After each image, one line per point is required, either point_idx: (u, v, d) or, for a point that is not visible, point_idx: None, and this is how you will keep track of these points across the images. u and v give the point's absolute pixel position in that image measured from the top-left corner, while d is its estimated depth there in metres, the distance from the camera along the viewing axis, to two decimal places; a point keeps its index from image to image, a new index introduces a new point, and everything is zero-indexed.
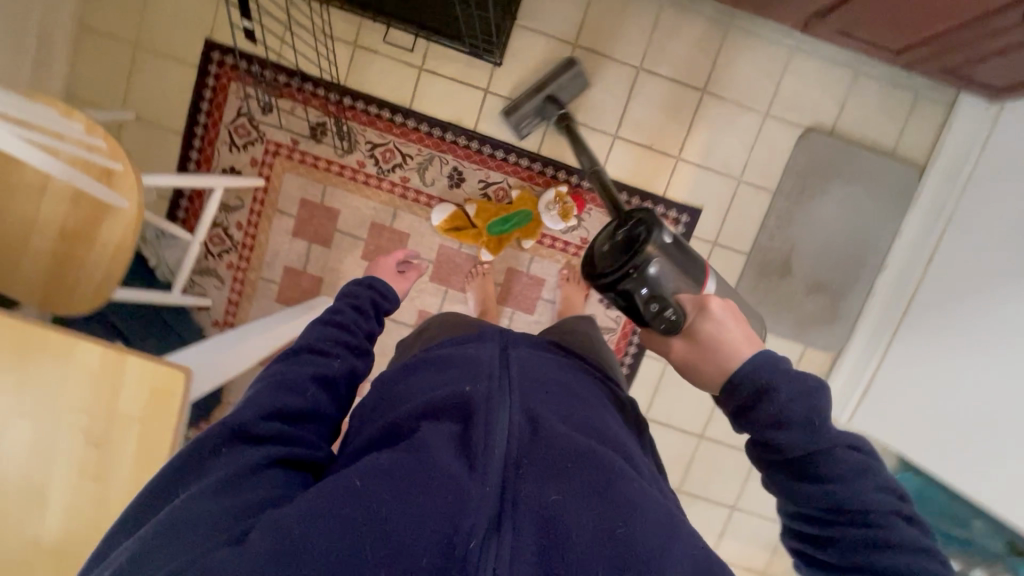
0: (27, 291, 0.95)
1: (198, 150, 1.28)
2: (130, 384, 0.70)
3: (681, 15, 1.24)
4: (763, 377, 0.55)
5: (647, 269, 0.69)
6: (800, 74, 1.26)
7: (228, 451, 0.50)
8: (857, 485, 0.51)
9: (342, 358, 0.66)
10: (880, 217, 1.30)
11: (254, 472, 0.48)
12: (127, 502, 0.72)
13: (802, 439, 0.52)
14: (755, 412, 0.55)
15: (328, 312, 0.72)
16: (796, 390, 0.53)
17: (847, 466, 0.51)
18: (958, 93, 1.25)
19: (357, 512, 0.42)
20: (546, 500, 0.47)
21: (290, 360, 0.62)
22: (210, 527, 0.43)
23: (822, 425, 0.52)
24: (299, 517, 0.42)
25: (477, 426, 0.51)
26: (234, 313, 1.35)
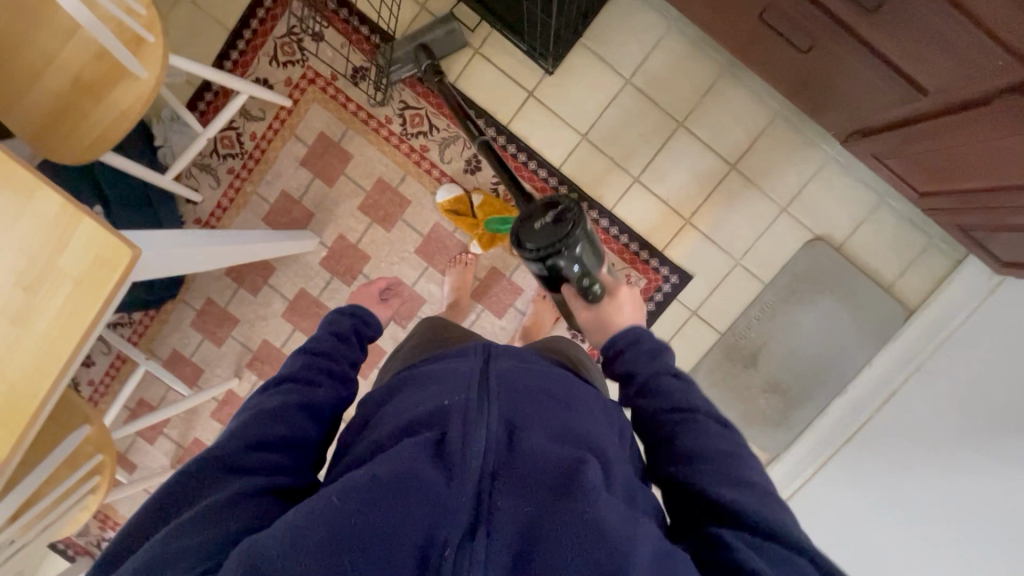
0: (21, 127, 0.92)
1: (239, 53, 1.28)
2: (76, 246, 0.69)
3: (736, 89, 1.25)
4: (665, 386, 0.65)
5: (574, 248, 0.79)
6: (827, 183, 1.28)
7: (213, 482, 0.51)
8: (705, 430, 0.59)
9: (327, 386, 0.65)
10: (855, 343, 1.31)
11: (233, 502, 0.48)
12: (34, 356, 0.71)
13: (666, 393, 0.64)
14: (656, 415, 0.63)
15: (309, 344, 0.71)
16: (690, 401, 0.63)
17: (696, 414, 0.61)
18: (967, 253, 1.26)
19: (334, 529, 0.42)
20: (519, 509, 0.46)
21: (272, 390, 0.62)
22: (191, 558, 0.44)
23: (683, 386, 0.65)
24: (278, 537, 0.42)
25: (454, 439, 0.49)
26: (219, 217, 1.35)
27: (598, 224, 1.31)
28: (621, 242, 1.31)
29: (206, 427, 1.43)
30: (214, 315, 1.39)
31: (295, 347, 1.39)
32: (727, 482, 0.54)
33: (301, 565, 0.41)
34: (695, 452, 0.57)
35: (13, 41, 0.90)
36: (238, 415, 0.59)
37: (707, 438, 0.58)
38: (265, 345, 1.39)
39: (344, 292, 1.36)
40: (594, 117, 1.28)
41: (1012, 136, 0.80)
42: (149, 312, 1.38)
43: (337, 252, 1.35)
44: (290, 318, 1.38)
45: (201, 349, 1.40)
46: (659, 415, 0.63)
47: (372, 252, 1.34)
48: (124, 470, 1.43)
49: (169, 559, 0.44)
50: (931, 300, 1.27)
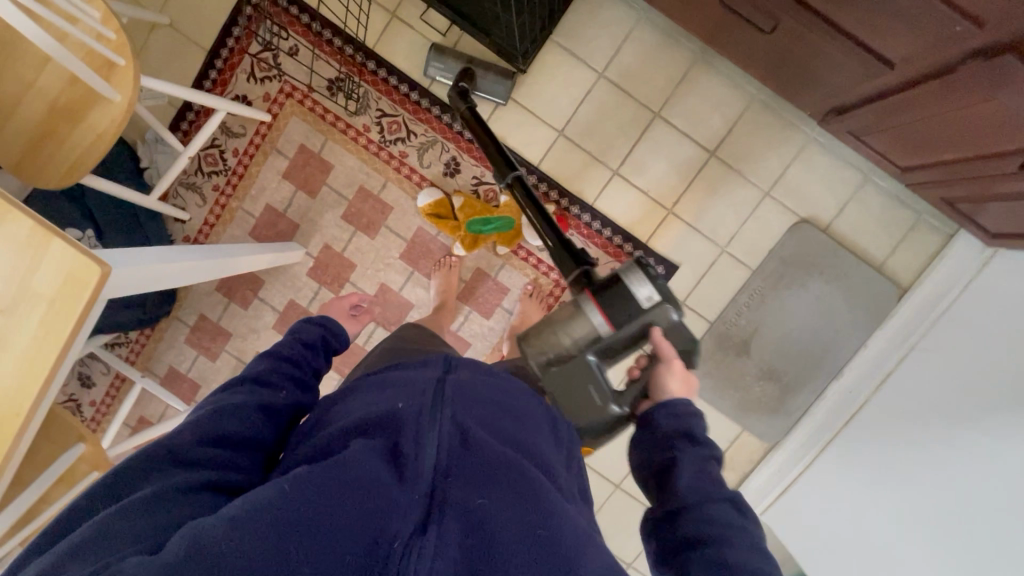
0: (4, 155, 0.95)
1: (217, 71, 1.30)
2: (48, 266, 0.71)
3: (710, 76, 1.24)
4: (686, 448, 0.67)
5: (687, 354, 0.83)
6: (809, 165, 1.26)
7: (159, 474, 0.51)
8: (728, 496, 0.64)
9: (286, 390, 0.66)
10: (849, 325, 1.29)
11: (178, 495, 0.48)
12: (12, 375, 0.73)
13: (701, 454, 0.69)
14: (674, 474, 0.65)
15: (278, 350, 0.71)
16: (716, 470, 0.66)
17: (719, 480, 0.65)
18: (958, 227, 1.23)
19: (282, 519, 0.41)
20: (472, 506, 0.45)
21: (232, 389, 0.63)
22: (128, 541, 0.44)
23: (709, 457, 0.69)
24: (221, 522, 0.41)
25: (408, 439, 0.49)
26: (207, 233, 1.37)
27: (581, 219, 1.30)
28: (605, 236, 1.31)
29: None
30: (208, 331, 1.41)
31: None
32: (733, 551, 0.57)
33: (245, 550, 0.40)
34: (705, 513, 0.61)
35: None
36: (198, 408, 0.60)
37: (728, 507, 0.62)
38: None
39: None
40: (570, 113, 1.28)
41: (985, 102, 0.78)
42: (144, 331, 1.41)
43: (324, 262, 1.36)
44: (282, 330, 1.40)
45: (196, 365, 1.42)
46: (679, 474, 0.65)
47: (358, 260, 1.35)
48: None
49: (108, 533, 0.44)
50: (924, 277, 1.25)
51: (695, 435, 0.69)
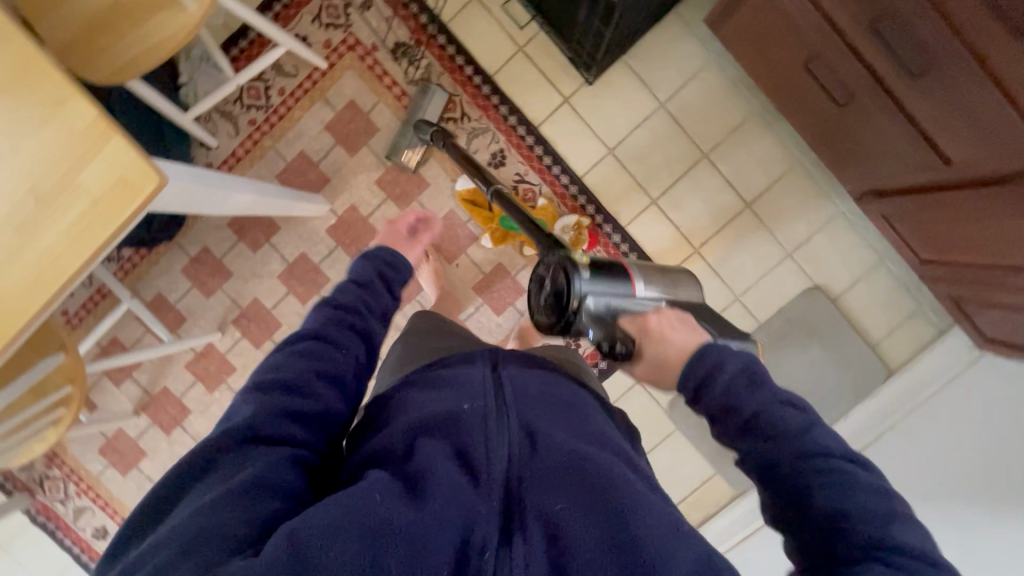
0: (54, 38, 0.90)
1: (282, 6, 1.26)
2: (99, 163, 0.66)
3: (763, 132, 1.28)
4: (729, 390, 0.60)
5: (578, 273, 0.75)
6: (833, 237, 1.31)
7: (237, 458, 0.48)
8: (770, 405, 0.57)
9: (350, 350, 0.63)
10: (835, 395, 1.35)
11: (260, 480, 0.46)
12: (35, 269, 0.68)
13: (728, 369, 0.61)
14: (725, 419, 0.59)
15: (331, 303, 0.67)
16: (764, 389, 0.59)
17: (757, 394, 0.58)
18: (952, 324, 1.31)
19: (372, 524, 0.41)
20: (551, 508, 0.46)
21: (293, 348, 0.60)
22: (222, 541, 0.41)
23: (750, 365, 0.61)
24: (316, 522, 0.41)
25: (476, 445, 0.49)
26: (231, 166, 1.32)
27: (611, 239, 1.31)
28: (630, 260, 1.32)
29: (178, 377, 1.39)
30: (208, 265, 1.35)
31: (285, 311, 1.36)
32: (828, 487, 0.52)
33: (340, 551, 0.40)
34: (783, 459, 0.55)
35: None
36: (259, 375, 0.56)
37: (800, 437, 0.55)
38: (255, 304, 1.36)
39: (345, 263, 1.34)
40: (625, 133, 1.29)
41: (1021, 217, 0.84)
42: (140, 250, 1.34)
43: (346, 223, 1.33)
44: (285, 281, 1.35)
45: (187, 297, 1.36)
46: (733, 420, 0.59)
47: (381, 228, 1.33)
48: (83, 409, 1.38)
49: (205, 525, 0.42)
50: (912, 364, 1.32)
51: (737, 371, 0.60)
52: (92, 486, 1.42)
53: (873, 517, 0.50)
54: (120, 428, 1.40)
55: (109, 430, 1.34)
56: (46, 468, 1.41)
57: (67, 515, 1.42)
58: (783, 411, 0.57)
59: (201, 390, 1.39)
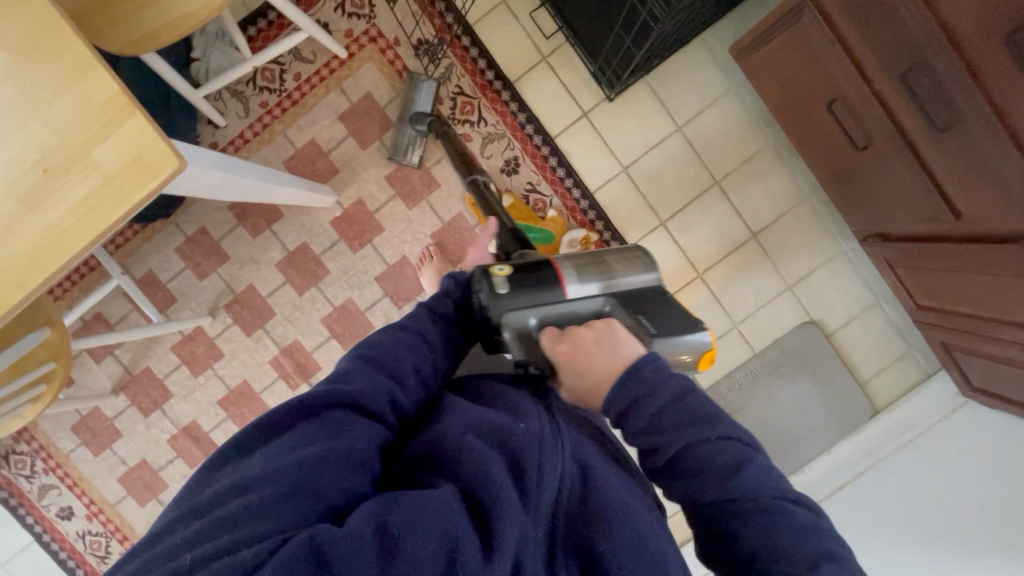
0: (71, 2, 0.86)
1: None
2: (115, 140, 0.63)
3: (774, 164, 1.30)
4: (658, 425, 0.49)
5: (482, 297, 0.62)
6: (833, 274, 1.34)
7: (317, 429, 0.46)
8: (699, 443, 0.49)
9: (434, 356, 0.59)
10: (821, 428, 1.37)
11: (341, 458, 0.44)
12: (34, 243, 0.65)
13: (652, 400, 0.50)
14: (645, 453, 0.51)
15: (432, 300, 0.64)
16: (694, 422, 0.49)
17: (684, 429, 0.49)
18: (938, 369, 1.34)
19: (448, 531, 0.40)
20: (597, 548, 0.45)
21: (387, 335, 0.58)
22: (301, 514, 0.40)
23: (682, 391, 0.50)
24: (400, 516, 0.40)
25: (532, 466, 0.47)
26: (238, 148, 1.28)
27: None
28: None
29: (163, 358, 1.35)
30: (204, 247, 1.31)
31: (280, 300, 1.33)
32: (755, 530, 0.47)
33: (419, 554, 0.38)
34: (708, 498, 0.49)
35: None
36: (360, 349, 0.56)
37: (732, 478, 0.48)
38: (250, 290, 1.32)
39: (346, 257, 1.31)
40: (640, 153, 1.30)
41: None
42: (135, 226, 1.29)
43: (351, 216, 1.31)
44: (283, 270, 1.32)
45: (179, 277, 1.32)
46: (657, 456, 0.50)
47: (386, 225, 1.31)
48: None
49: (294, 479, 0.41)
50: (897, 404, 1.35)
51: (669, 401, 0.50)
52: (61, 464, 1.37)
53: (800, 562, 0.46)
54: (95, 406, 1.35)
55: (85, 408, 1.29)
56: (14, 442, 1.35)
57: (32, 493, 1.37)
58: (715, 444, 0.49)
59: (185, 374, 1.35)
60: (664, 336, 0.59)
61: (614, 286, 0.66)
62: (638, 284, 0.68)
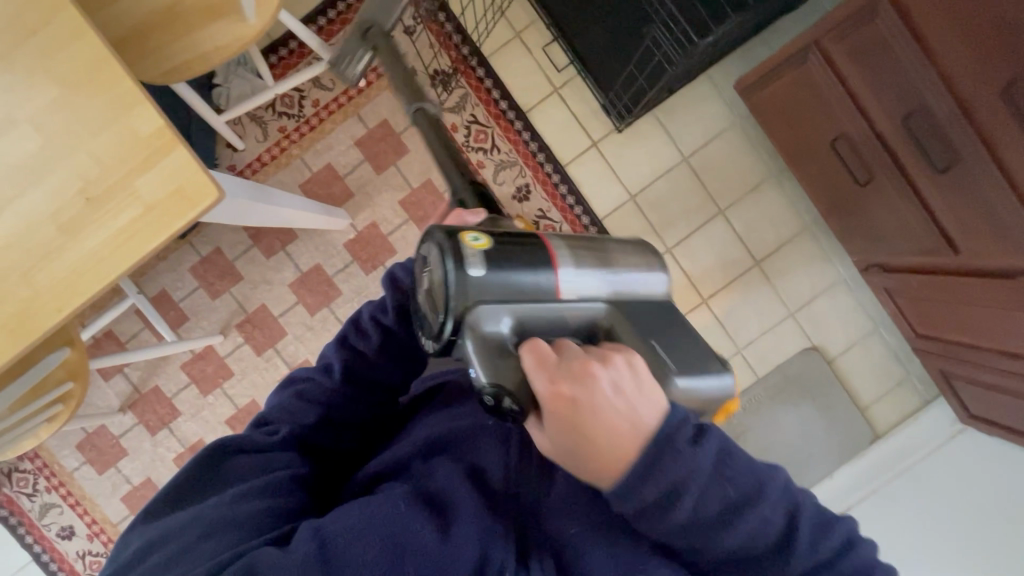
0: (105, 32, 0.88)
1: (327, 21, 1.28)
2: (157, 171, 0.66)
3: (776, 194, 1.34)
4: (697, 511, 0.44)
5: (447, 283, 0.50)
6: (834, 301, 1.37)
7: (261, 466, 0.57)
8: (750, 518, 0.45)
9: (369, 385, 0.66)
10: (825, 454, 1.39)
11: (276, 487, 0.54)
12: (73, 269, 0.66)
13: (687, 483, 0.43)
14: (684, 539, 0.45)
15: (354, 321, 0.67)
16: (738, 494, 0.45)
17: (726, 506, 0.45)
18: (937, 396, 1.37)
19: (389, 536, 0.46)
20: (565, 531, 0.49)
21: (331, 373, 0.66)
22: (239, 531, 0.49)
23: (717, 464, 0.45)
24: (343, 527, 0.46)
25: (490, 467, 0.53)
26: (255, 170, 1.31)
27: None
28: None
29: (172, 377, 1.35)
30: (219, 266, 1.33)
31: (292, 320, 1.34)
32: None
33: (361, 555, 0.45)
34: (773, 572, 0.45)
35: None
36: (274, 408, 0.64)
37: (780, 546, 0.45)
38: (262, 310, 1.34)
39: (359, 279, 1.33)
40: (647, 182, 1.34)
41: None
42: None
43: (365, 238, 1.33)
44: (295, 291, 1.34)
45: (192, 296, 1.33)
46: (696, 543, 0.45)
47: (399, 248, 1.33)
48: None
49: (222, 514, 0.50)
50: (898, 430, 1.37)
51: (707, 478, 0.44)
52: (65, 482, 1.36)
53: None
54: (102, 423, 1.35)
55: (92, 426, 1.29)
56: (17, 460, 1.35)
57: (33, 512, 1.35)
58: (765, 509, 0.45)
59: (194, 393, 1.35)
60: (686, 375, 0.53)
61: (621, 287, 0.58)
62: (644, 287, 0.60)
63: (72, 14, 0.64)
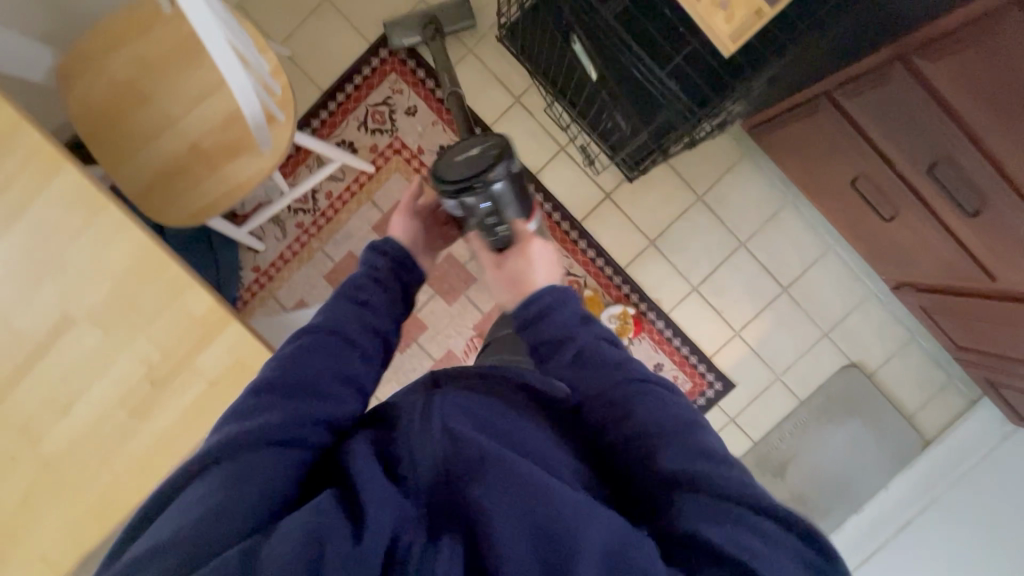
0: (131, 186, 0.90)
1: (329, 113, 1.29)
2: (216, 347, 0.68)
3: (795, 220, 1.34)
4: (601, 366, 0.57)
5: (489, 175, 0.68)
6: (867, 315, 1.37)
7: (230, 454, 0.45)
8: (654, 413, 0.52)
9: (341, 358, 0.56)
10: (877, 467, 1.38)
11: (239, 482, 0.43)
12: (147, 451, 0.68)
13: (594, 373, 0.56)
14: (627, 427, 0.52)
15: (351, 282, 0.63)
16: (652, 393, 0.54)
17: (642, 397, 0.53)
18: (981, 395, 1.37)
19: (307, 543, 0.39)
20: (479, 502, 0.43)
21: (309, 338, 0.56)
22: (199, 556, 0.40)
23: (630, 366, 0.57)
24: (272, 541, 0.40)
25: (399, 443, 0.47)
26: (279, 268, 1.33)
27: (655, 325, 1.36)
28: (675, 344, 1.36)
29: None
30: None
31: None
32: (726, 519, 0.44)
33: None
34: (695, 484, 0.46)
35: (145, 96, 0.90)
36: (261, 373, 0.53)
37: (708, 457, 0.47)
38: None
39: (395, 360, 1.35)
40: (665, 226, 1.34)
41: None
42: None
43: None
44: None
45: None
46: (631, 425, 0.52)
47: (430, 323, 1.35)
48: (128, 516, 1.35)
49: (179, 533, 0.41)
50: (947, 434, 1.36)
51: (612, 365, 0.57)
52: None
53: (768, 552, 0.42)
54: None
55: None
56: None
57: None
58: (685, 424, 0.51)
59: None
60: None
61: None
62: None
63: (113, 213, 0.65)
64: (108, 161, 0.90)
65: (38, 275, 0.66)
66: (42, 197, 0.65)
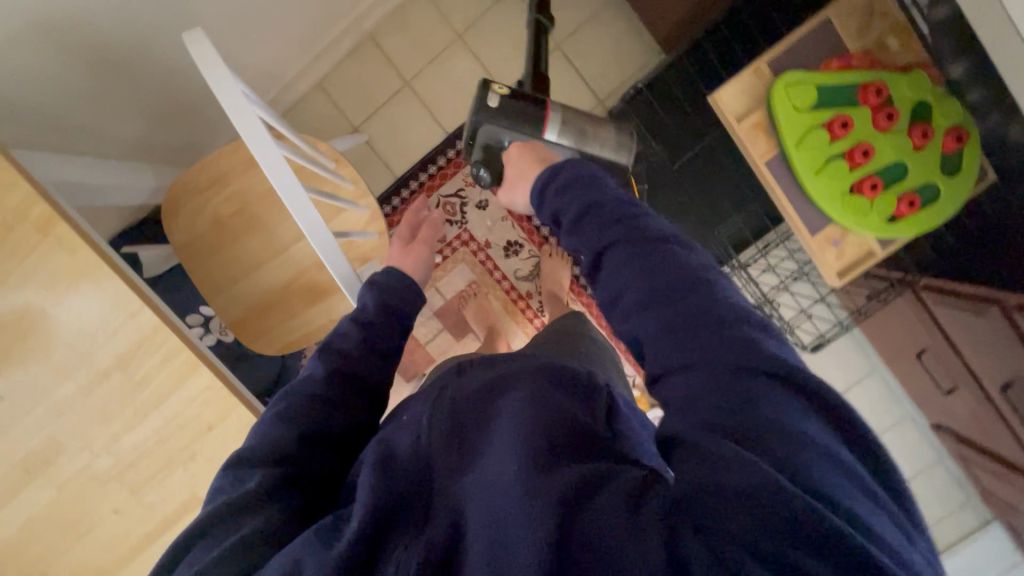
0: (227, 314, 0.94)
1: (400, 201, 1.28)
2: None
3: (845, 341, 1.38)
4: (605, 224, 0.48)
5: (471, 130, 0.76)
6: (899, 434, 1.42)
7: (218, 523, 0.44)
8: (659, 273, 0.44)
9: (325, 406, 0.53)
10: None
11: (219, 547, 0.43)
12: None
13: (601, 231, 0.48)
14: (632, 293, 0.44)
15: (334, 332, 0.59)
16: (666, 252, 0.45)
17: (633, 256, 0.45)
18: (993, 519, 1.44)
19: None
20: (459, 487, 0.40)
21: (297, 394, 0.53)
22: None
23: (644, 221, 0.48)
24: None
25: (393, 431, 0.47)
26: None
27: None
28: None
29: None
30: None
31: None
32: (754, 436, 0.35)
33: None
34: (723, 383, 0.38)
35: (246, 227, 0.92)
36: (251, 439, 0.50)
37: (728, 330, 0.40)
38: None
39: None
40: None
41: None
42: None
43: None
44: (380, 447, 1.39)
45: None
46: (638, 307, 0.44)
47: None
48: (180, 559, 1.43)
49: None
50: (957, 553, 1.44)
51: (626, 236, 0.47)
52: None
53: (785, 451, 0.34)
54: None
55: None
56: None
57: None
58: (700, 282, 0.43)
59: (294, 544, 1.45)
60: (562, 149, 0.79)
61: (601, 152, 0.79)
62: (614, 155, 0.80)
63: (241, 410, 0.72)
64: (207, 286, 0.93)
65: (169, 455, 0.71)
66: (177, 394, 0.70)
